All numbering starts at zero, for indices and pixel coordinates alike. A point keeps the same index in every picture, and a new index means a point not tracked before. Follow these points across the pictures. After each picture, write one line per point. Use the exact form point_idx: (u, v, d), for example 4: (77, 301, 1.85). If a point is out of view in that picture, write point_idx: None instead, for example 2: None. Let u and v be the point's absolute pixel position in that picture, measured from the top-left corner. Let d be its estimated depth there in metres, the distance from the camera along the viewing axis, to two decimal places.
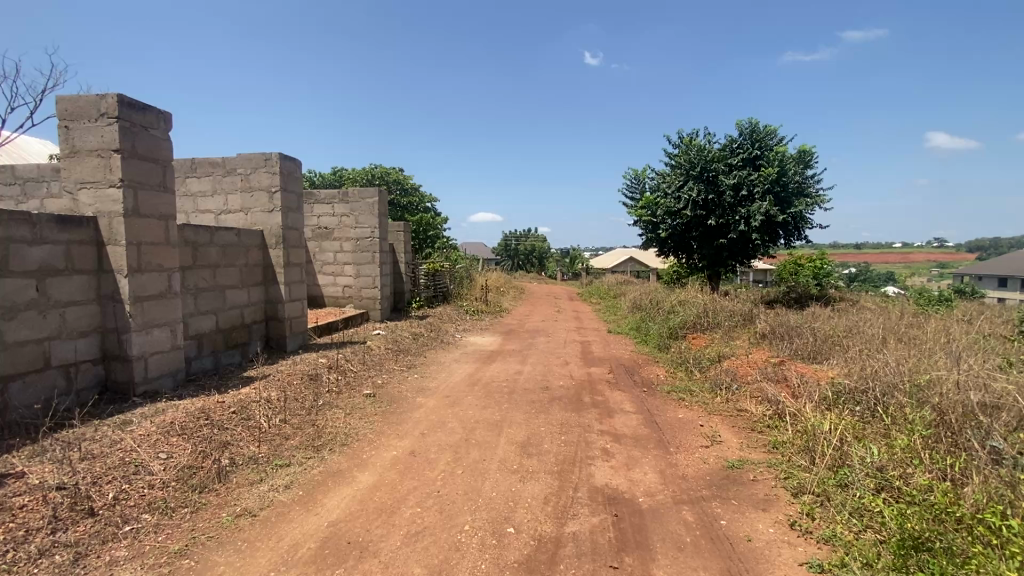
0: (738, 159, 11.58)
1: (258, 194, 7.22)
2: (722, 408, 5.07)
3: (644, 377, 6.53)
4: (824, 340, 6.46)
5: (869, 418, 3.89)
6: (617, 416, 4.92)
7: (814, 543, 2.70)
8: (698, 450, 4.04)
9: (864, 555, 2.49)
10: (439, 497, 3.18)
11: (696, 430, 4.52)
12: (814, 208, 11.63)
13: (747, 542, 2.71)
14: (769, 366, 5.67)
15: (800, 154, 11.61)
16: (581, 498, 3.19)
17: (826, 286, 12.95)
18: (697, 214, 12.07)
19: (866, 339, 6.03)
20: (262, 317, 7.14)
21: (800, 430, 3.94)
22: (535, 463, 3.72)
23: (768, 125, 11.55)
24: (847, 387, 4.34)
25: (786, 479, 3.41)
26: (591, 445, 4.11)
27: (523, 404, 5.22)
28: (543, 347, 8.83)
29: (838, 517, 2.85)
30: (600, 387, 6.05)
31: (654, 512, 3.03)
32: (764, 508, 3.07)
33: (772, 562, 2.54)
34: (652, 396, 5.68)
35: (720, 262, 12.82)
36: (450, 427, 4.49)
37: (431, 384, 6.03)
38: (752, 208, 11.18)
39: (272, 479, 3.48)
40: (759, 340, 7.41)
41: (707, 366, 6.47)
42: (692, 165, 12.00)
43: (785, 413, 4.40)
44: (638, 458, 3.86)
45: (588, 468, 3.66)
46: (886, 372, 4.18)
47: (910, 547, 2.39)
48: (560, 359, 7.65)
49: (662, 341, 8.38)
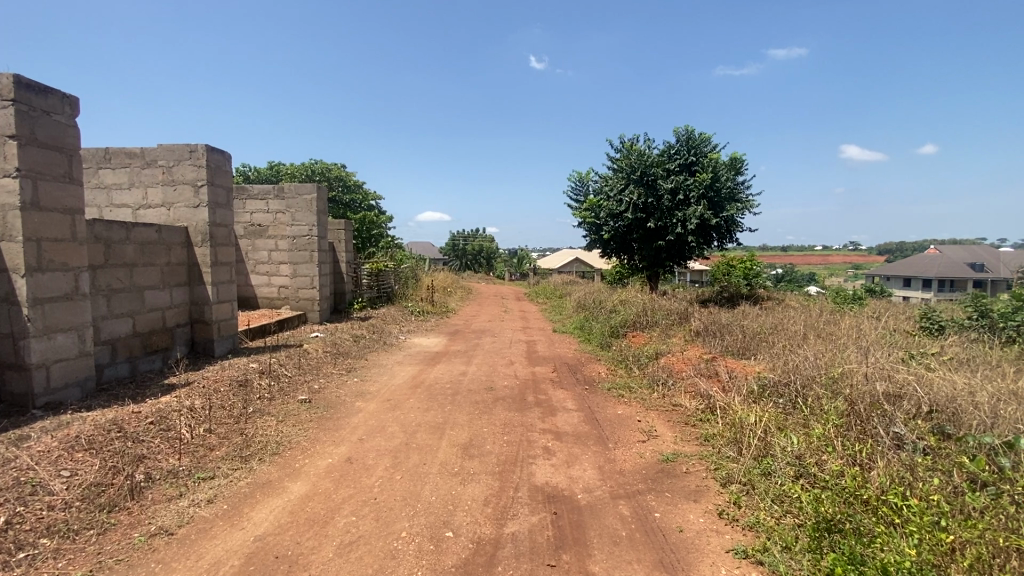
0: (676, 164, 12.07)
1: (182, 188, 6.73)
2: (659, 404, 5.25)
3: (587, 375, 6.67)
4: (752, 336, 6.86)
5: (790, 409, 4.15)
6: (560, 414, 4.98)
7: (740, 530, 2.84)
8: (636, 445, 4.15)
9: (783, 539, 2.65)
10: (375, 504, 3.08)
11: (634, 425, 4.66)
12: (744, 212, 12.27)
13: (679, 532, 2.81)
14: (702, 362, 5.94)
15: (731, 161, 12.22)
16: (521, 497, 3.19)
17: (756, 286, 13.74)
18: (638, 217, 12.47)
19: (789, 336, 6.46)
20: (186, 319, 6.66)
21: (729, 423, 4.16)
22: (476, 465, 3.68)
23: (703, 132, 12.09)
24: (771, 380, 4.62)
25: (716, 470, 3.57)
26: (533, 444, 4.12)
27: (467, 405, 5.18)
28: (488, 347, 8.81)
29: (761, 504, 3.01)
30: (544, 386, 6.10)
31: (592, 508, 3.08)
32: (695, 499, 3.20)
33: (702, 551, 2.64)
34: (594, 393, 5.80)
35: (659, 263, 13.30)
36: (390, 432, 4.37)
37: (371, 388, 5.85)
38: (689, 211, 11.67)
39: (193, 493, 3.24)
40: (694, 338, 7.76)
41: (645, 362, 6.70)
42: (633, 169, 12.39)
43: (716, 407, 4.63)
44: (578, 455, 3.92)
45: (529, 467, 3.67)
46: (805, 367, 4.49)
47: (824, 528, 2.58)
48: (505, 359, 7.66)
49: (604, 340, 8.60)
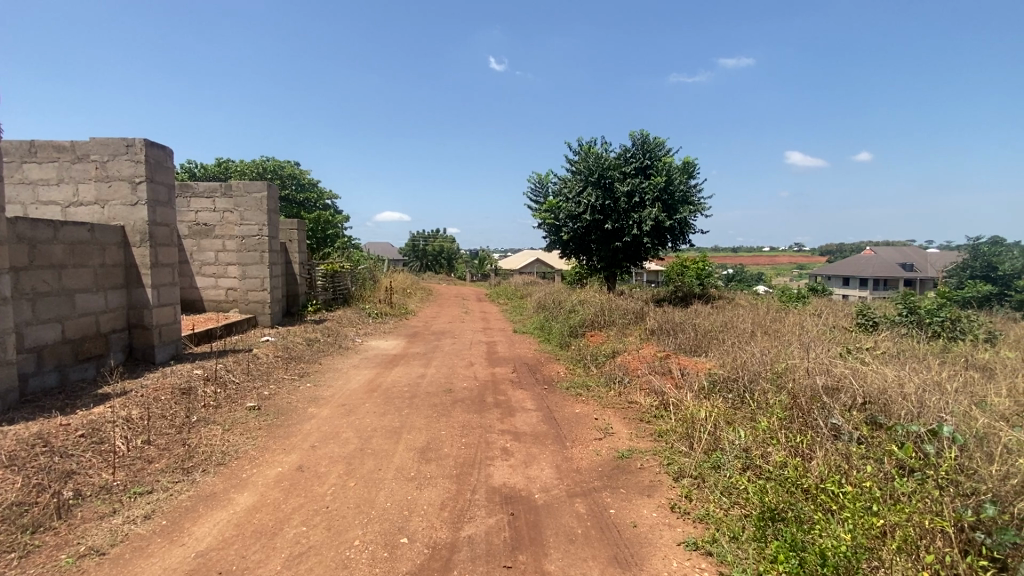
0: (632, 167, 12.36)
1: (118, 185, 6.33)
2: (615, 401, 5.35)
3: (546, 375, 6.72)
4: (703, 334, 7.10)
5: (738, 404, 4.32)
6: (518, 414, 4.99)
7: (691, 522, 2.92)
8: (592, 443, 4.21)
9: (731, 529, 2.75)
10: (327, 513, 2.99)
11: (590, 423, 4.73)
12: (696, 215, 12.69)
13: (632, 528, 2.86)
14: (656, 360, 6.11)
15: (684, 165, 12.62)
16: (478, 500, 3.17)
17: (708, 286, 14.23)
18: (596, 219, 12.69)
19: (738, 333, 6.73)
20: (123, 325, 6.26)
21: (680, 419, 4.29)
22: (433, 468, 3.64)
23: (657, 137, 12.42)
24: (721, 376, 4.80)
25: (668, 464, 3.67)
26: (491, 445, 4.11)
27: (425, 408, 5.11)
28: (447, 348, 8.73)
29: (711, 496, 3.11)
30: (503, 386, 6.11)
31: (548, 507, 3.10)
32: (649, 494, 3.28)
33: (654, 545, 2.70)
34: (553, 392, 5.85)
35: (617, 264, 13.57)
36: (344, 438, 4.25)
37: (325, 393, 5.68)
38: (644, 213, 11.96)
39: (129, 509, 3.04)
40: (649, 336, 7.96)
41: (603, 361, 6.83)
42: (590, 171, 12.60)
43: (669, 403, 4.76)
44: (536, 454, 3.94)
45: (487, 468, 3.66)
46: (752, 363, 4.68)
47: (768, 517, 2.69)
48: (464, 361, 7.62)
49: (563, 339, 8.70)
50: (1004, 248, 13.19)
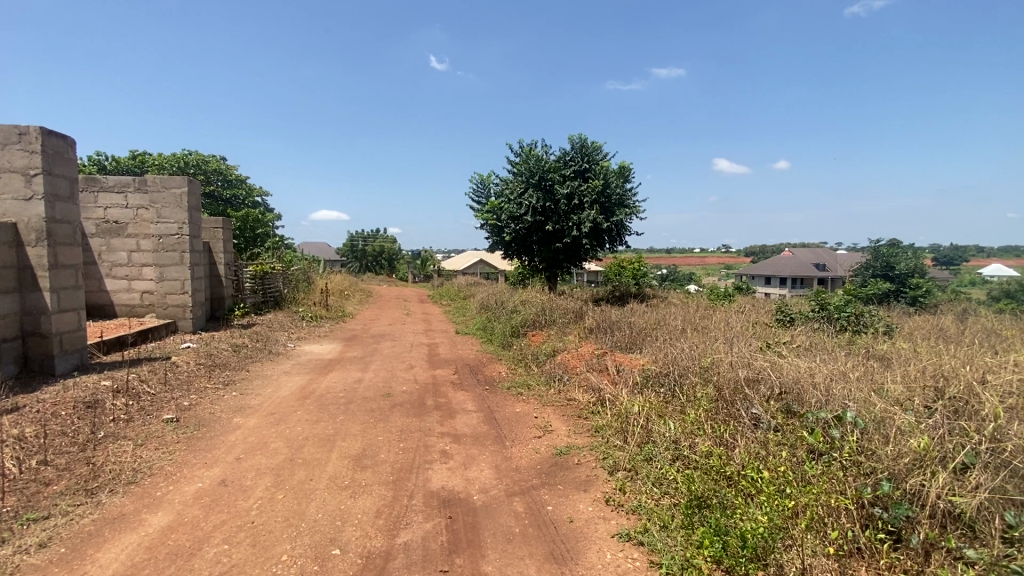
0: (571, 170, 12.62)
1: (9, 177, 5.67)
2: (555, 399, 5.44)
3: (487, 375, 6.72)
4: (638, 331, 7.38)
5: (669, 397, 4.52)
6: (458, 416, 4.94)
7: (624, 514, 3.02)
8: (532, 441, 4.25)
9: (661, 518, 2.87)
10: (253, 528, 2.82)
11: (530, 422, 4.78)
12: (632, 217, 13.15)
13: (569, 523, 2.92)
14: (594, 358, 6.26)
15: (621, 169, 13.05)
16: (415, 505, 3.11)
17: (643, 285, 14.81)
18: (537, 220, 12.85)
19: (670, 330, 7.04)
20: (16, 333, 5.62)
21: (616, 414, 4.42)
22: (368, 475, 3.53)
23: (595, 141, 12.76)
24: (654, 371, 5.00)
25: (604, 459, 3.77)
26: (430, 449, 4.05)
27: (361, 414, 4.95)
28: (387, 351, 8.53)
29: (644, 488, 3.23)
30: (444, 388, 6.03)
31: (486, 508, 3.09)
32: (585, 489, 3.35)
33: (589, 538, 2.77)
34: (494, 393, 5.86)
35: (557, 264, 13.80)
36: (273, 448, 4.04)
37: (253, 401, 5.37)
38: (583, 215, 12.24)
39: (20, 539, 2.72)
40: (587, 335, 8.17)
41: (543, 360, 6.92)
42: (531, 173, 12.76)
43: (605, 399, 4.90)
44: (475, 456, 3.92)
45: (425, 473, 3.59)
46: (682, 358, 4.90)
47: (695, 505, 2.83)
48: (404, 364, 7.46)
49: (505, 340, 8.74)
50: (899, 249, 14.65)
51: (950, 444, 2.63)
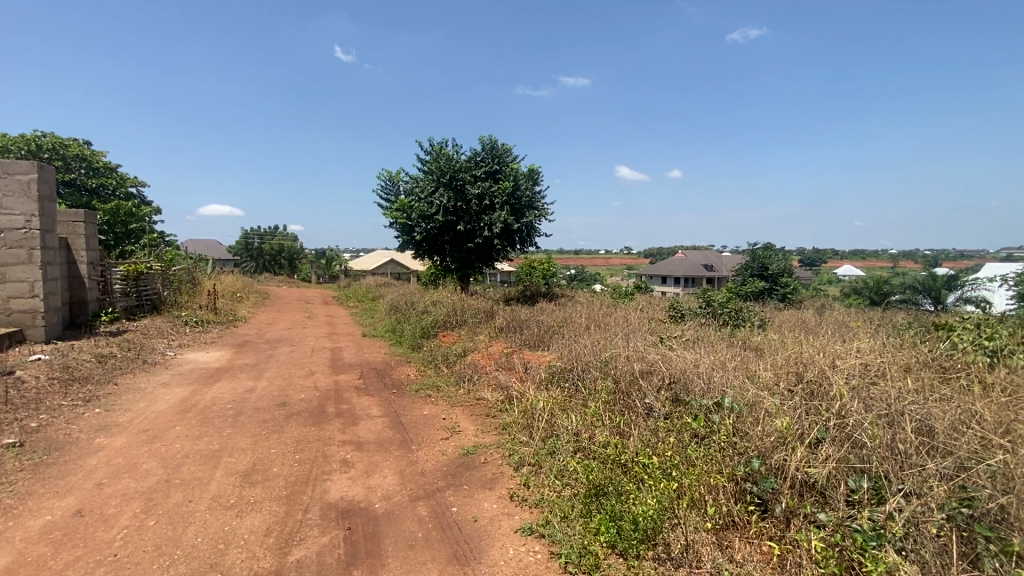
0: (482, 170, 12.66)
1: None
2: (464, 399, 5.42)
3: (394, 378, 6.53)
4: (545, 330, 7.58)
5: (573, 392, 4.70)
6: (362, 422, 4.74)
7: (527, 508, 3.08)
8: (438, 443, 4.20)
9: (562, 509, 2.97)
10: (115, 563, 2.49)
11: (438, 423, 4.71)
12: (541, 219, 13.47)
13: (473, 522, 2.92)
14: (503, 356, 6.33)
15: (530, 171, 13.33)
16: (311, 519, 2.94)
17: (552, 285, 15.26)
18: (448, 220, 12.72)
19: (575, 328, 7.32)
20: None
21: (522, 411, 4.51)
22: (258, 492, 3.27)
23: (505, 143, 12.92)
24: (559, 367, 5.17)
25: (510, 455, 3.83)
26: (329, 458, 3.85)
27: (253, 426, 4.58)
28: (285, 357, 7.98)
29: (547, 481, 3.32)
30: (347, 394, 5.76)
31: (389, 515, 3.00)
32: (490, 487, 3.38)
33: (493, 536, 2.79)
34: (401, 396, 5.70)
35: (469, 265, 13.76)
36: (145, 469, 3.60)
37: (122, 418, 4.75)
38: (494, 216, 12.33)
39: None
40: (497, 334, 8.25)
41: (453, 360, 6.87)
42: (442, 172, 12.62)
43: (513, 397, 4.98)
44: (378, 462, 3.78)
45: (323, 484, 3.40)
46: (585, 354, 5.12)
47: (593, 494, 2.97)
48: (303, 370, 7.02)
49: (415, 341, 8.56)
50: (773, 251, 16.44)
51: (806, 422, 2.99)
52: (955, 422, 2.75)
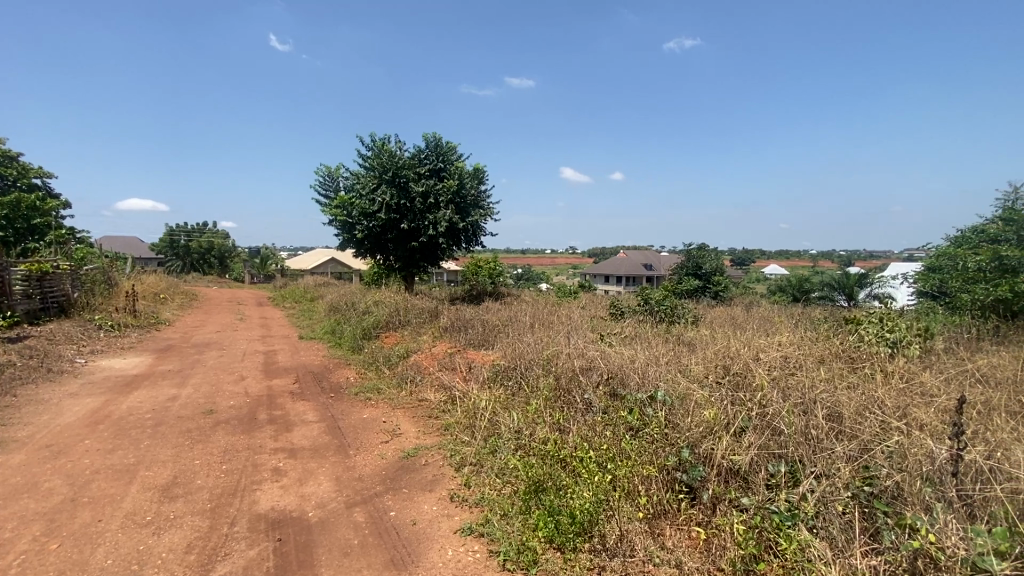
0: (426, 168, 12.47)
1: None
2: (405, 401, 5.32)
3: (333, 382, 6.31)
4: (490, 329, 7.59)
5: (516, 390, 4.74)
6: (296, 428, 4.55)
7: (468, 508, 3.07)
8: (377, 447, 4.10)
9: (503, 507, 2.98)
10: None
11: (377, 426, 4.60)
12: (486, 219, 13.44)
13: (412, 526, 2.88)
14: (446, 357, 6.27)
15: (475, 170, 13.27)
16: (238, 532, 2.79)
17: (498, 284, 15.30)
18: (391, 218, 12.44)
19: (519, 326, 7.38)
20: None
21: (465, 411, 4.49)
22: (180, 506, 3.06)
23: (449, 141, 12.80)
24: (502, 366, 5.19)
25: (451, 456, 3.80)
26: (260, 467, 3.66)
27: (175, 437, 4.28)
28: (213, 362, 7.51)
29: (487, 480, 3.33)
30: (282, 399, 5.51)
31: (323, 523, 2.90)
32: (431, 489, 3.34)
33: (432, 538, 2.75)
34: (339, 400, 5.52)
35: (413, 264, 13.53)
36: (47, 488, 3.28)
37: (20, 433, 4.29)
38: (439, 214, 12.18)
39: None
40: (441, 333, 8.16)
41: (395, 362, 6.73)
42: (384, 169, 12.33)
43: (455, 397, 4.95)
44: (313, 470, 3.64)
45: (252, 495, 3.23)
46: (527, 352, 5.17)
47: (533, 490, 3.00)
48: (234, 375, 6.64)
49: (355, 342, 8.31)
50: (707, 251, 17.29)
51: (732, 412, 3.17)
52: (860, 407, 3.00)
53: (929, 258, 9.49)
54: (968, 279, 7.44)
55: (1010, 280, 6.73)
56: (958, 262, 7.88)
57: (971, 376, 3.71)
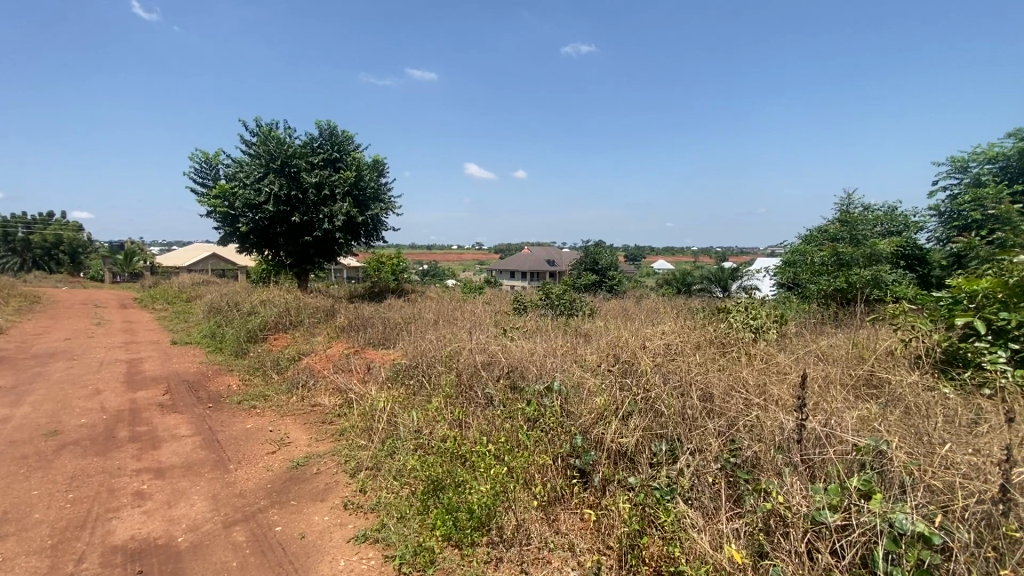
0: (320, 158, 11.74)
1: None
2: (296, 407, 4.98)
3: (212, 391, 5.73)
4: (390, 327, 7.36)
5: (417, 389, 4.63)
6: (165, 445, 4.06)
7: (363, 514, 2.95)
8: (263, 458, 3.80)
9: (400, 511, 2.90)
10: None
11: (263, 437, 4.25)
12: (387, 213, 12.97)
13: (300, 540, 2.70)
14: (343, 358, 5.96)
15: (374, 162, 12.76)
16: (88, 569, 2.43)
17: (401, 281, 14.91)
18: (280, 210, 11.54)
19: (422, 323, 7.25)
20: None
21: (361, 414, 4.31)
22: (9, 547, 2.59)
23: (346, 131, 12.18)
24: (402, 365, 5.06)
25: (346, 462, 3.62)
26: (118, 492, 3.21)
27: (4, 465, 3.61)
28: (60, 375, 6.46)
29: (384, 483, 3.23)
30: (148, 414, 4.88)
31: (196, 547, 2.62)
32: (322, 498, 3.15)
33: (322, 551, 2.60)
34: (219, 410, 5.02)
35: (307, 259, 12.71)
36: None
37: None
38: (335, 208, 11.52)
39: None
40: (338, 334, 7.75)
41: (285, 366, 6.27)
42: (272, 157, 11.43)
43: (352, 400, 4.72)
44: (184, 490, 3.27)
45: (107, 524, 2.83)
46: (428, 349, 5.08)
47: (432, 489, 2.95)
48: (88, 389, 5.77)
49: (239, 347, 7.61)
50: (603, 247, 18.29)
51: (620, 398, 3.37)
52: (728, 386, 3.34)
53: (785, 254, 10.89)
54: (815, 272, 8.61)
55: (844, 273, 7.95)
56: (807, 258, 9.10)
57: (814, 355, 4.31)
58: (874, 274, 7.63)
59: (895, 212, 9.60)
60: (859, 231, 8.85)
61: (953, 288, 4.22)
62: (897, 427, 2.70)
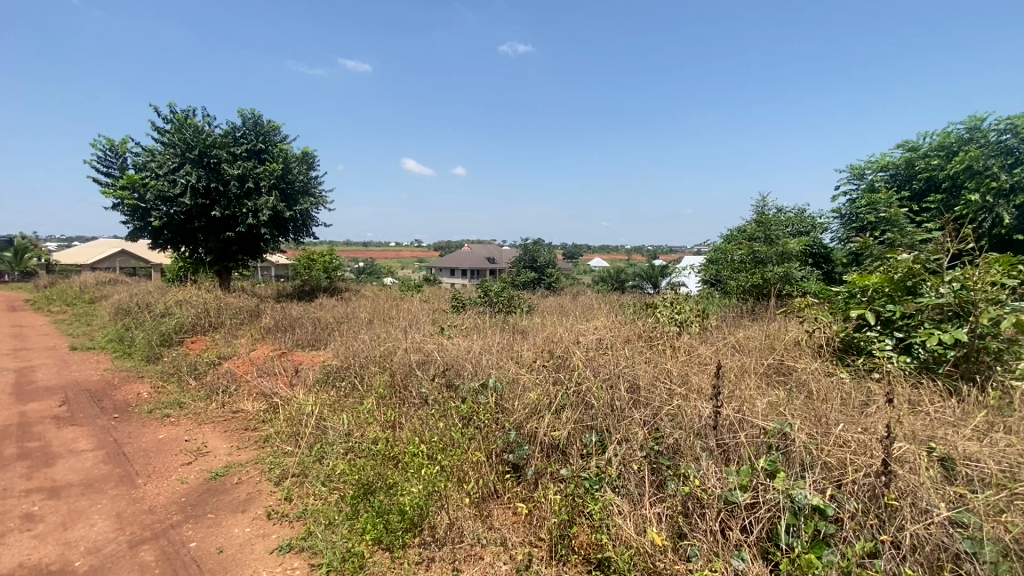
0: (243, 148, 11.05)
1: None
2: (215, 415, 4.67)
3: (119, 400, 5.25)
4: (321, 328, 7.08)
5: (347, 392, 4.48)
6: (60, 461, 3.67)
7: (288, 523, 2.82)
8: (176, 471, 3.53)
9: (328, 517, 2.81)
10: None
11: (177, 447, 3.95)
12: (317, 207, 12.42)
13: (217, 554, 2.54)
14: (269, 360, 5.66)
15: (303, 155, 12.19)
16: None
17: (334, 279, 14.36)
18: (198, 203, 10.75)
19: (354, 323, 7.01)
20: None
21: (287, 419, 4.11)
22: None
23: (271, 121, 11.54)
24: (333, 367, 4.88)
25: (270, 470, 3.45)
26: (2, 517, 2.87)
27: None
28: None
29: (311, 490, 3.10)
30: (40, 428, 4.39)
31: (96, 571, 2.40)
32: (243, 510, 2.98)
33: (242, 564, 2.47)
34: (126, 421, 4.61)
35: (229, 256, 11.93)
36: None
37: None
38: (260, 202, 10.89)
39: None
40: (264, 335, 7.35)
41: (203, 371, 5.86)
42: (188, 146, 10.62)
43: (277, 405, 4.50)
44: (83, 509, 2.98)
45: None
46: (360, 350, 4.93)
47: (363, 493, 2.88)
48: None
49: (151, 351, 7.02)
50: (541, 245, 18.56)
51: (552, 392, 3.44)
52: (653, 378, 3.49)
53: (708, 252, 11.54)
54: (735, 268, 9.20)
55: (760, 270, 8.56)
56: (727, 256, 9.70)
57: (731, 346, 4.61)
58: (785, 271, 8.28)
59: (803, 214, 10.45)
60: (773, 231, 9.55)
61: (849, 284, 4.67)
62: (800, 411, 2.95)
